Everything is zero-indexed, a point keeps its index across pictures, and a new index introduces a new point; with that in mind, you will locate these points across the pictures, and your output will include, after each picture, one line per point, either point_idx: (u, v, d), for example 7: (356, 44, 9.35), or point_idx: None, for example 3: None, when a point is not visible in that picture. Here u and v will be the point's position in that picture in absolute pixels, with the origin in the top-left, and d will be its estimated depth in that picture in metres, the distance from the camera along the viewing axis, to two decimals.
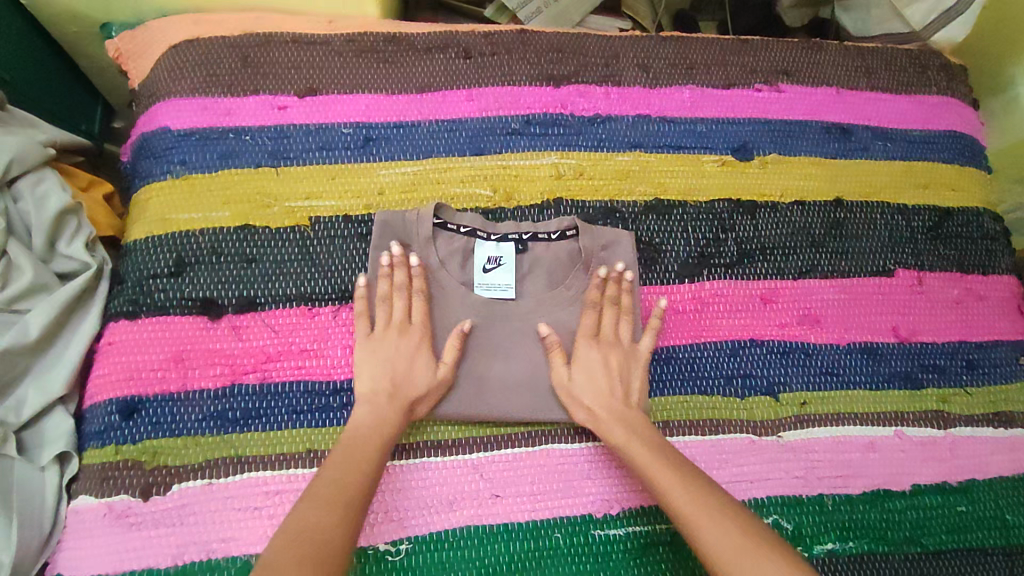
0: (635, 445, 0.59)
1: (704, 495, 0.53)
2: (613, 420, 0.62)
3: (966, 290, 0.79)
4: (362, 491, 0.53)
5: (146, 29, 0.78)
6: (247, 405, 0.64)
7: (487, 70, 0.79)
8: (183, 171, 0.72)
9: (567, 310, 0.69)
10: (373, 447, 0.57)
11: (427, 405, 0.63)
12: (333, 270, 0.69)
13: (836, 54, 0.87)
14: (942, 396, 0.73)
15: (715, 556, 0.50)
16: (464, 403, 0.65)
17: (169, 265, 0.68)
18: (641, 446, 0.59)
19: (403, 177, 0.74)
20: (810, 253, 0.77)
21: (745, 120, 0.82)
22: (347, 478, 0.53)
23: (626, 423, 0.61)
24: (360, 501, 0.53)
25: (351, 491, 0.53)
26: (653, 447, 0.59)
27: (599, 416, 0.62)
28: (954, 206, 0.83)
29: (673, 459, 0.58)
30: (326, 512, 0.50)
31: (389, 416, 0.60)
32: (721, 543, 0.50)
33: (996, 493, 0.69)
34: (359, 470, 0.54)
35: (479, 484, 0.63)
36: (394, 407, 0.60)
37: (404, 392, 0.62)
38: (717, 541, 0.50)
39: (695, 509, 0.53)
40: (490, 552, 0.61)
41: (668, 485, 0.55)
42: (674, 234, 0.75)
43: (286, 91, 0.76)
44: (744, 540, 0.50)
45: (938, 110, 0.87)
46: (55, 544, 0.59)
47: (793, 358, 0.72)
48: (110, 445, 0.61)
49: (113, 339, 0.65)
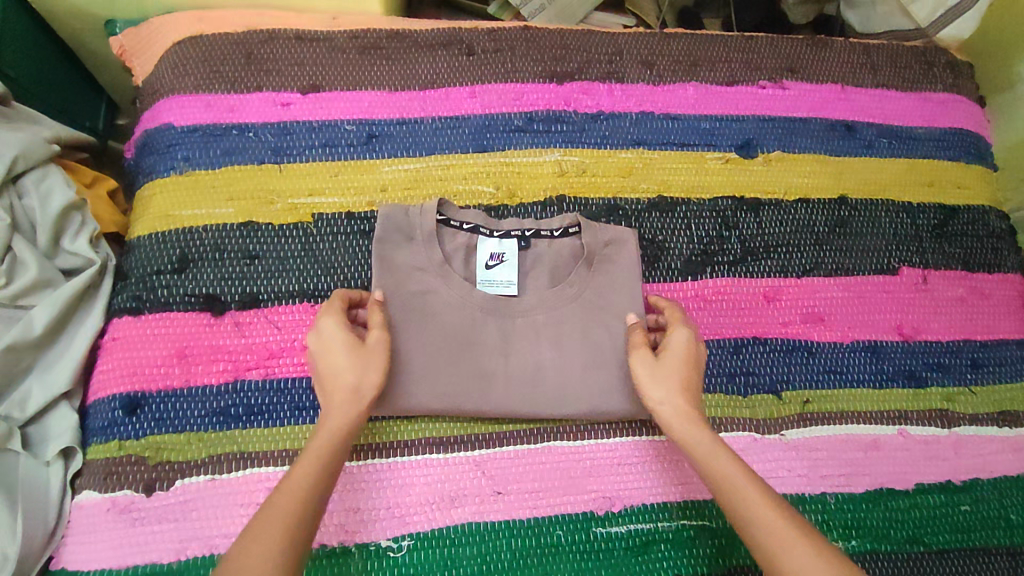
0: (716, 447, 0.56)
1: (791, 517, 0.51)
2: (693, 420, 0.58)
3: (971, 288, 0.78)
4: (307, 505, 0.50)
5: (150, 25, 0.78)
6: (250, 401, 0.64)
7: (491, 67, 0.79)
8: (187, 168, 0.72)
9: (573, 307, 0.67)
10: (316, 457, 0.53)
11: (373, 372, 0.58)
12: (336, 267, 0.69)
13: (842, 51, 0.87)
14: (946, 395, 0.73)
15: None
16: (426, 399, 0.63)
17: (172, 262, 0.68)
18: (725, 452, 0.56)
19: (407, 174, 0.74)
20: (814, 251, 0.77)
21: (749, 117, 0.82)
22: (288, 500, 0.50)
23: (706, 427, 0.58)
24: (301, 522, 0.49)
25: (293, 508, 0.50)
26: (737, 459, 0.55)
27: (677, 413, 0.59)
28: (960, 204, 0.82)
29: (755, 475, 0.54)
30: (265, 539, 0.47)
31: (337, 409, 0.56)
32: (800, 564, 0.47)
33: (1001, 493, 0.69)
34: (307, 481, 0.51)
35: (481, 481, 0.63)
36: (337, 397, 0.57)
37: (340, 375, 0.57)
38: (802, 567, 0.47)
39: (782, 533, 0.49)
40: (492, 549, 0.61)
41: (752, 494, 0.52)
42: (677, 231, 0.75)
43: (289, 88, 0.76)
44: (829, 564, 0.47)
45: (944, 107, 0.86)
46: (60, 539, 0.59)
47: (797, 356, 0.72)
48: (114, 440, 0.62)
49: (117, 334, 0.65)
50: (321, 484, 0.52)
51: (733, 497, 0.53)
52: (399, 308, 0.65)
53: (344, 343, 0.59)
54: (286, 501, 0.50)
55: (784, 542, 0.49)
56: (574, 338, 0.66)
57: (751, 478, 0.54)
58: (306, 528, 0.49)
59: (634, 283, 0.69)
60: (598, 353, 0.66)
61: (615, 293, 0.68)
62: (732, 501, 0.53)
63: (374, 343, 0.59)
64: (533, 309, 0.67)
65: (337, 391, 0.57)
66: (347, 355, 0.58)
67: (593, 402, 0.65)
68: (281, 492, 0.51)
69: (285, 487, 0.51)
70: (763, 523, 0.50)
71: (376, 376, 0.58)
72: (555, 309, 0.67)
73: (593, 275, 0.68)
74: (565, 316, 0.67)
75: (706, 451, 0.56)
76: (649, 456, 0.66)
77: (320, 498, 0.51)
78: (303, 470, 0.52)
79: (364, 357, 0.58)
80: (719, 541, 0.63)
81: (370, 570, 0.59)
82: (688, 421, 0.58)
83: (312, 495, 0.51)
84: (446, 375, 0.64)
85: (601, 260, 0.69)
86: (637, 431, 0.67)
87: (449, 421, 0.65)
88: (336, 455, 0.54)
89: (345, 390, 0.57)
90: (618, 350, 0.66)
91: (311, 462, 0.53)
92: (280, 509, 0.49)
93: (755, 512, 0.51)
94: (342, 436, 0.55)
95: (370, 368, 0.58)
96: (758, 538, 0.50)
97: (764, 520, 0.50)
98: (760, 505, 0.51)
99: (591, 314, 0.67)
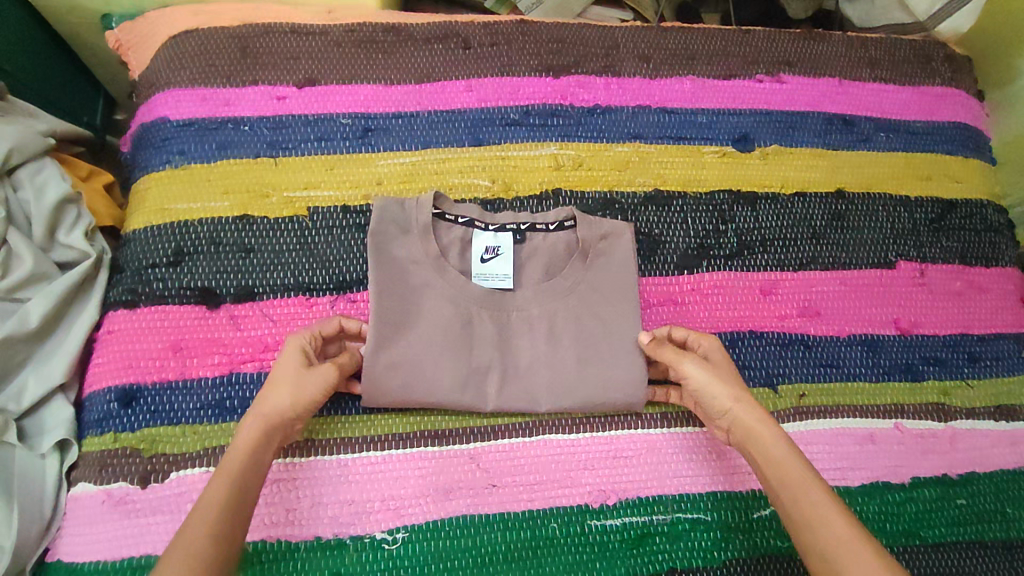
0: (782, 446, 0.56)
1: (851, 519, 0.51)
2: (761, 416, 0.59)
3: (968, 282, 0.78)
4: (220, 534, 0.49)
5: (146, 20, 0.78)
6: (246, 394, 0.64)
7: (487, 60, 0.79)
8: (182, 161, 0.72)
9: (569, 300, 0.67)
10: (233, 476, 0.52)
11: (293, 398, 0.57)
12: (331, 260, 0.69)
13: (839, 45, 0.87)
14: (943, 389, 0.73)
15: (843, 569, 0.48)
16: (395, 396, 0.63)
17: (167, 255, 0.68)
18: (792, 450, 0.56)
19: (403, 167, 0.74)
20: (811, 245, 0.77)
21: (746, 111, 0.81)
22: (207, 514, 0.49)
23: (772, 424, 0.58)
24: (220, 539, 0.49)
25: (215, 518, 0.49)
26: (803, 460, 0.56)
27: (745, 409, 0.59)
28: (957, 198, 0.82)
29: (819, 478, 0.54)
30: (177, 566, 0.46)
31: (246, 430, 0.55)
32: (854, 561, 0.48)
33: (997, 487, 0.69)
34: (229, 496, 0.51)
35: (477, 473, 0.63)
36: (250, 415, 0.56)
37: (267, 393, 0.57)
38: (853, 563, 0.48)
39: (839, 530, 0.50)
40: (487, 541, 0.61)
41: (815, 496, 0.52)
42: (673, 225, 0.75)
43: (285, 82, 0.76)
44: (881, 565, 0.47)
45: (942, 101, 0.86)
46: (56, 531, 0.59)
47: (792, 350, 0.72)
48: (109, 433, 0.62)
49: (113, 327, 0.65)
50: (236, 506, 0.51)
51: (798, 498, 0.53)
52: (395, 305, 0.64)
53: (287, 363, 0.59)
54: (200, 524, 0.49)
55: (845, 547, 0.49)
56: (570, 332, 0.66)
57: (818, 481, 0.54)
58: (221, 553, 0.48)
59: (629, 279, 0.69)
60: (594, 347, 0.66)
61: (611, 286, 0.68)
62: (797, 503, 0.53)
63: (316, 372, 0.59)
64: (527, 303, 0.67)
65: (253, 411, 0.56)
66: (283, 375, 0.58)
67: (588, 394, 0.65)
68: (193, 518, 0.49)
69: (199, 508, 0.50)
70: (825, 527, 0.51)
71: (292, 402, 0.57)
72: (551, 303, 0.67)
73: (587, 268, 0.68)
74: (560, 310, 0.67)
75: (772, 454, 0.56)
76: (645, 449, 0.66)
77: (235, 520, 0.50)
78: (217, 490, 0.51)
79: (297, 381, 0.58)
80: (715, 533, 0.63)
81: (363, 563, 0.59)
82: (755, 420, 0.59)
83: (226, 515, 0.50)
84: (434, 368, 0.63)
85: (596, 254, 0.69)
86: (633, 423, 0.67)
87: (444, 414, 0.65)
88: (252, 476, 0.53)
89: (264, 408, 0.56)
90: (612, 343, 0.66)
91: (222, 484, 0.52)
92: (193, 535, 0.48)
93: (818, 515, 0.51)
94: (253, 456, 0.54)
95: (292, 391, 0.57)
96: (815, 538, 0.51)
97: (827, 526, 0.50)
98: (824, 510, 0.51)
99: (586, 306, 0.67)
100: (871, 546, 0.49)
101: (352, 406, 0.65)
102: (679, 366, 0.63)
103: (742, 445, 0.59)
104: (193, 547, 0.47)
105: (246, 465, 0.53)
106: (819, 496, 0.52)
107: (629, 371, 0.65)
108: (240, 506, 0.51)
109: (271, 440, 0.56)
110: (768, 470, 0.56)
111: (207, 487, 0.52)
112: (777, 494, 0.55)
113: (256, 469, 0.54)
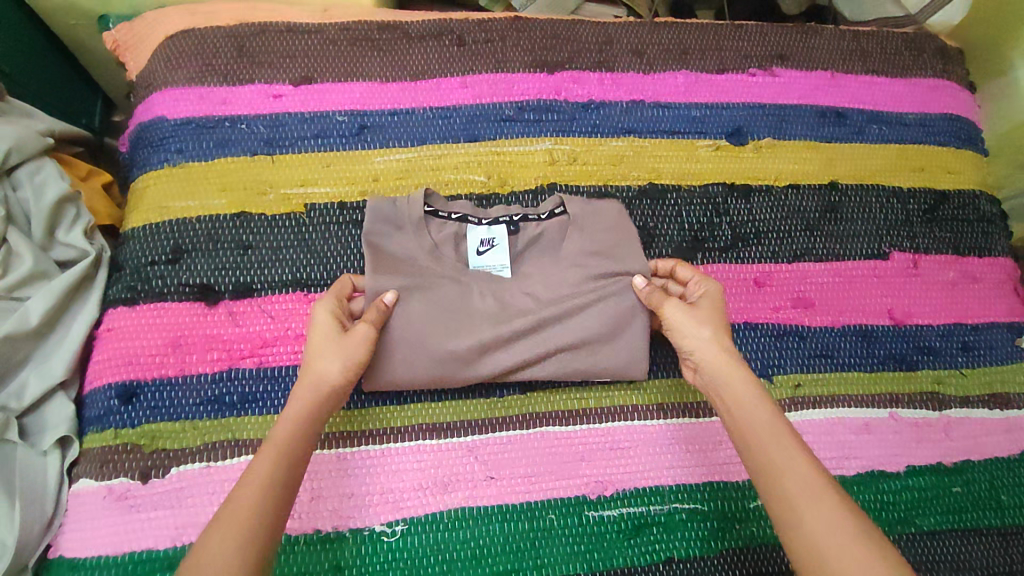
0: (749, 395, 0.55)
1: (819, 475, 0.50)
2: (733, 362, 0.58)
3: (962, 272, 0.79)
4: (267, 508, 0.48)
5: (143, 20, 0.79)
6: (245, 389, 0.65)
7: (481, 57, 0.80)
8: (180, 160, 0.72)
9: (568, 270, 0.68)
10: (280, 445, 0.53)
11: (338, 362, 0.58)
12: (328, 257, 0.70)
13: (832, 38, 0.87)
14: (937, 378, 0.73)
15: (808, 530, 0.47)
16: (399, 368, 0.63)
17: (166, 253, 0.69)
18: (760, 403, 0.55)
19: (398, 164, 0.75)
20: (805, 236, 0.77)
21: (739, 104, 0.82)
22: (252, 488, 0.49)
23: (744, 373, 0.57)
24: (266, 514, 0.48)
25: (258, 493, 0.49)
26: (773, 411, 0.54)
27: (718, 355, 0.59)
28: (950, 188, 0.83)
29: (790, 430, 0.53)
30: (224, 538, 0.46)
31: (296, 403, 0.56)
32: (812, 518, 0.48)
33: (992, 474, 0.70)
34: (271, 472, 0.50)
35: (474, 466, 0.64)
36: (301, 386, 0.57)
37: (312, 361, 0.58)
38: (811, 517, 0.48)
39: (804, 480, 0.49)
40: (485, 533, 0.61)
41: (779, 451, 0.52)
42: (668, 219, 0.76)
43: (281, 80, 0.76)
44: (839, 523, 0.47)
45: (933, 93, 0.87)
46: (58, 527, 0.59)
47: (787, 340, 0.72)
48: (109, 429, 0.62)
49: (113, 324, 0.66)
50: (286, 474, 0.51)
51: (765, 441, 0.52)
52: (394, 286, 0.64)
53: (324, 330, 0.60)
54: (246, 501, 0.48)
55: (806, 490, 0.49)
56: (571, 300, 0.66)
57: (785, 428, 0.53)
58: (270, 525, 0.48)
59: (629, 246, 0.68)
60: (595, 316, 0.66)
61: (610, 255, 0.67)
62: (763, 446, 0.52)
63: (354, 334, 0.59)
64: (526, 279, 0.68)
65: (301, 384, 0.57)
66: (322, 343, 0.59)
67: (592, 361, 0.66)
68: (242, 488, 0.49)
69: (243, 484, 0.50)
70: (784, 470, 0.50)
71: (339, 368, 0.58)
72: (550, 276, 0.67)
73: (584, 236, 0.68)
74: (559, 278, 0.68)
75: (740, 395, 0.56)
76: (643, 439, 0.66)
77: (287, 486, 0.51)
78: (263, 463, 0.51)
79: (342, 343, 0.59)
80: (712, 523, 0.64)
81: (363, 555, 0.60)
82: (722, 361, 0.58)
83: (278, 486, 0.50)
84: (433, 340, 0.64)
85: (593, 225, 0.69)
86: (630, 414, 0.67)
87: (442, 408, 0.66)
88: (299, 452, 0.53)
89: (313, 377, 0.57)
90: (614, 305, 0.66)
91: (270, 454, 0.52)
92: (241, 507, 0.48)
93: (782, 458, 0.51)
94: (303, 427, 0.54)
95: (337, 361, 0.58)
96: (778, 483, 0.50)
97: (795, 475, 0.50)
98: (787, 452, 0.51)
99: (587, 271, 0.67)
100: (834, 491, 0.49)
101: (351, 400, 0.65)
102: (663, 309, 0.63)
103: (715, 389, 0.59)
104: (242, 520, 0.47)
105: (294, 436, 0.54)
106: (786, 441, 0.52)
107: (633, 336, 0.66)
108: (287, 474, 0.51)
109: (321, 415, 0.56)
110: (737, 413, 0.55)
111: (256, 458, 0.52)
112: (741, 434, 0.54)
113: (304, 440, 0.54)
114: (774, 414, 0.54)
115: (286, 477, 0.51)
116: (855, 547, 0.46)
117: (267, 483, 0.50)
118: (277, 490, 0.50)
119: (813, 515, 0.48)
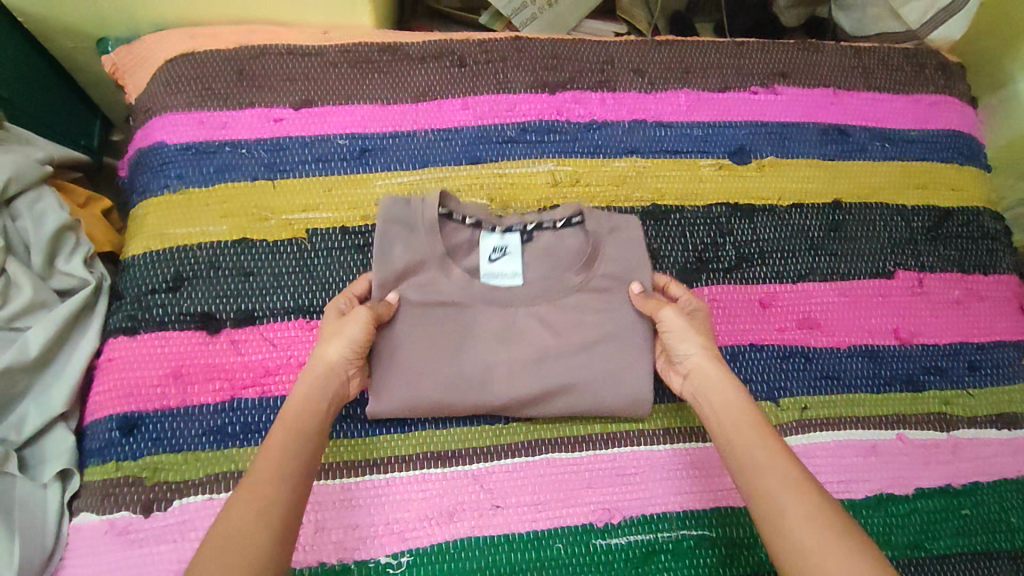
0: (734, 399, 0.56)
1: (802, 474, 0.50)
2: (720, 368, 0.59)
3: (967, 290, 0.78)
4: (286, 479, 0.49)
5: (142, 44, 0.79)
6: (247, 419, 0.64)
7: (483, 79, 0.79)
8: (180, 186, 0.72)
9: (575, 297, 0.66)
10: (290, 425, 0.53)
11: (342, 346, 0.59)
12: (330, 283, 0.70)
13: (834, 55, 0.87)
14: (944, 398, 0.73)
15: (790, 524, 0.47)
16: (397, 393, 0.63)
17: (166, 281, 0.68)
18: (744, 408, 0.56)
19: (400, 187, 0.74)
20: (809, 256, 0.77)
21: (742, 122, 0.82)
22: (270, 462, 0.50)
23: (729, 380, 0.58)
24: (285, 483, 0.49)
25: (275, 465, 0.50)
26: (756, 415, 0.55)
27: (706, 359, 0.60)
28: (953, 205, 0.82)
29: (773, 433, 0.54)
30: (246, 508, 0.46)
31: (301, 385, 0.57)
32: (794, 512, 0.47)
33: (1000, 496, 0.69)
34: (282, 446, 0.51)
35: (479, 494, 0.63)
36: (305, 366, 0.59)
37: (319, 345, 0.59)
38: (792, 512, 0.48)
39: (786, 478, 0.50)
40: (493, 562, 0.61)
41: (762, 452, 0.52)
42: (672, 240, 0.75)
43: (281, 104, 0.76)
44: (818, 518, 0.47)
45: (936, 109, 0.86)
46: (59, 561, 0.59)
47: (793, 362, 0.72)
48: (111, 462, 0.62)
49: (114, 354, 0.65)
50: (301, 449, 0.52)
51: (747, 443, 0.53)
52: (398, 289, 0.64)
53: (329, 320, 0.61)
54: (264, 473, 0.49)
55: (787, 489, 0.49)
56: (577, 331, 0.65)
57: (767, 430, 0.54)
58: (293, 494, 0.49)
59: (644, 271, 0.66)
60: (599, 349, 0.65)
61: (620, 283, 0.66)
62: (745, 447, 0.53)
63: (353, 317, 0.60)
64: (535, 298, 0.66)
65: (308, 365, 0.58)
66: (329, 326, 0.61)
67: (595, 394, 0.65)
68: (262, 462, 0.50)
69: (265, 454, 0.50)
70: (768, 468, 0.51)
71: (341, 351, 0.59)
72: (558, 300, 0.66)
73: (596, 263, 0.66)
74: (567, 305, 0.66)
75: (727, 398, 0.57)
76: (649, 466, 0.66)
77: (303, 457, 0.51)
78: (278, 439, 0.52)
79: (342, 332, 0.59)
80: (721, 550, 0.63)
81: None
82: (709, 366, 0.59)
83: (297, 459, 0.51)
84: (436, 369, 0.64)
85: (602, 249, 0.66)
86: (636, 440, 0.67)
87: (447, 436, 0.65)
88: (312, 428, 0.54)
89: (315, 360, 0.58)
90: (616, 343, 0.65)
91: (282, 434, 0.52)
92: (261, 479, 0.48)
93: (765, 456, 0.51)
94: (307, 405, 0.55)
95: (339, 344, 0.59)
96: (760, 481, 0.50)
97: (779, 472, 0.50)
98: (770, 453, 0.52)
99: (592, 302, 0.66)
100: (814, 490, 0.49)
101: (354, 429, 0.65)
102: (658, 315, 0.63)
103: (700, 391, 0.60)
104: (263, 493, 0.48)
105: (305, 413, 0.54)
106: (770, 442, 0.52)
107: (638, 369, 0.65)
108: (304, 455, 0.52)
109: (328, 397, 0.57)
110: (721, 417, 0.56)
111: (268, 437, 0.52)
112: (725, 436, 0.55)
113: (313, 417, 0.55)
114: (758, 418, 0.54)
115: (299, 466, 0.50)
116: (831, 541, 0.45)
117: (282, 455, 0.50)
118: (296, 466, 0.50)
119: (795, 510, 0.48)
